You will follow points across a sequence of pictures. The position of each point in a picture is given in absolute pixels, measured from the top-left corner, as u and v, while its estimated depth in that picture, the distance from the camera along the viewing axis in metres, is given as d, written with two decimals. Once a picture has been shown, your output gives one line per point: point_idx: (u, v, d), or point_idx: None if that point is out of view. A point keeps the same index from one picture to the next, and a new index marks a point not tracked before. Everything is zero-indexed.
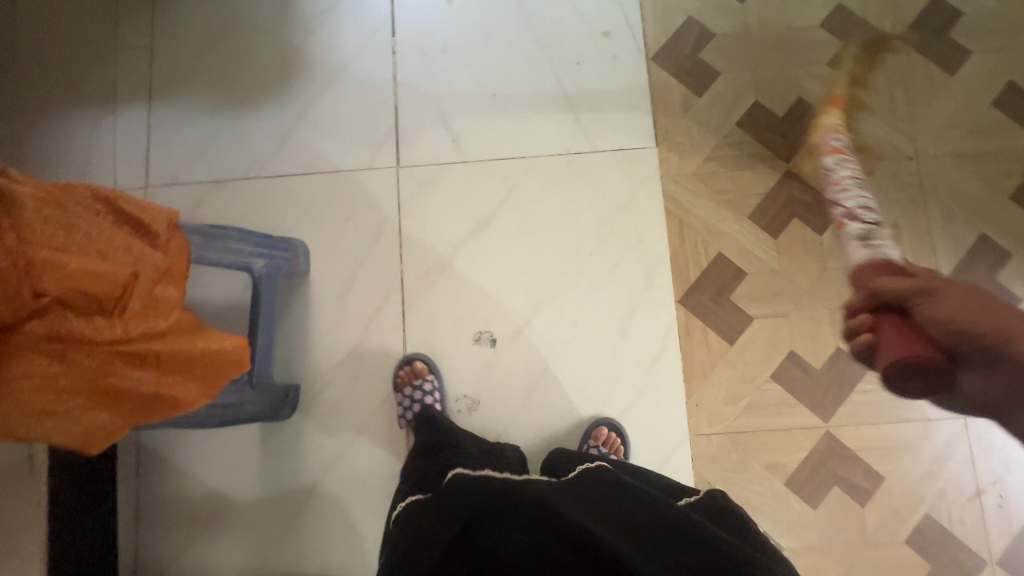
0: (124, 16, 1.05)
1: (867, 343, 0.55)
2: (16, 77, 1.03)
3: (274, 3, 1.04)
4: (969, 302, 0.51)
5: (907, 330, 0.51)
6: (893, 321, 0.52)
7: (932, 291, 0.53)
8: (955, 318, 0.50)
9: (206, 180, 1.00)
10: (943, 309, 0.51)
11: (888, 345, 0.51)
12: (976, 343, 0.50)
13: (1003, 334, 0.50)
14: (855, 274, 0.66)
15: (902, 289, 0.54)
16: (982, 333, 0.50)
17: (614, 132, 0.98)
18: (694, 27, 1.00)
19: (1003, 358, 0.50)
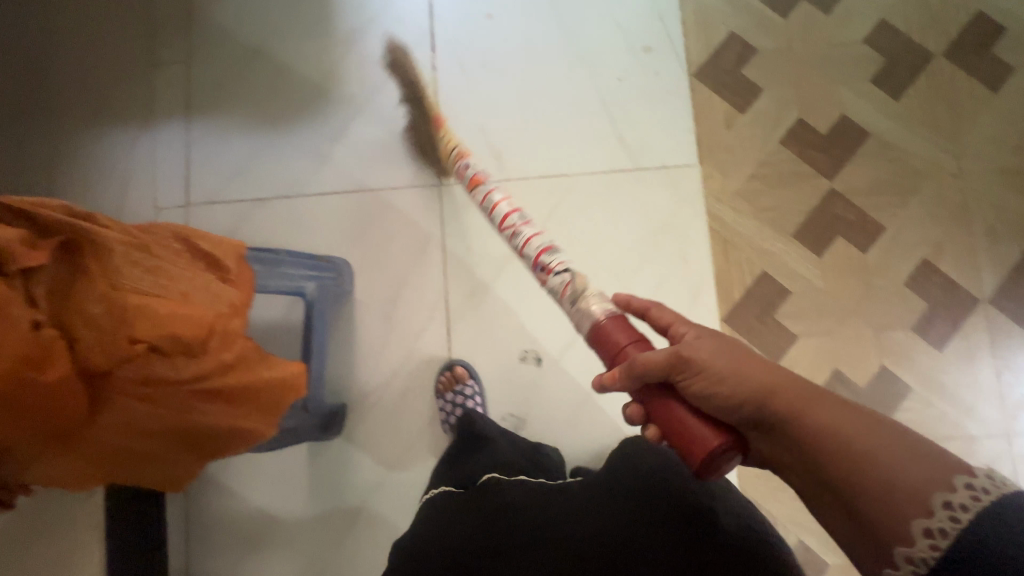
0: (158, 31, 1.03)
1: (657, 433, 0.49)
2: (52, 95, 1.02)
3: (310, 18, 1.03)
4: (732, 368, 0.46)
5: (679, 412, 0.46)
6: (676, 404, 0.46)
7: (690, 366, 0.46)
8: (718, 395, 0.45)
9: (246, 198, 1.00)
10: (704, 386, 0.45)
11: (676, 434, 0.45)
12: (755, 422, 0.45)
13: (788, 406, 0.44)
14: (603, 330, 0.53)
15: (653, 365, 0.46)
16: (743, 410, 0.45)
17: (656, 149, 0.98)
18: (736, 43, 1.00)
19: (772, 430, 0.45)
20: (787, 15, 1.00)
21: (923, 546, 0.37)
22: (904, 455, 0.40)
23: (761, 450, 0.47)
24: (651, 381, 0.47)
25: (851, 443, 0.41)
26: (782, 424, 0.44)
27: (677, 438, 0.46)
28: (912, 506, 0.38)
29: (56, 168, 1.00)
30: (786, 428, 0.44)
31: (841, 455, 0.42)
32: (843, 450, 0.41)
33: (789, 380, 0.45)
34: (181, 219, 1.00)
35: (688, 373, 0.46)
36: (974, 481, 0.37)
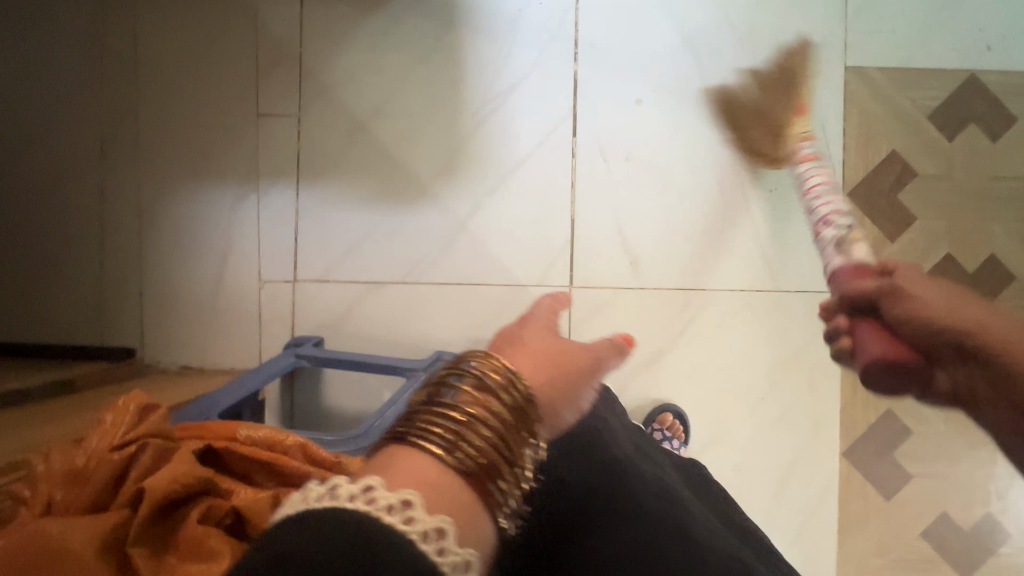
0: (263, 78, 0.92)
1: (847, 345, 0.51)
2: (142, 144, 0.92)
3: (440, 80, 0.93)
4: (943, 300, 0.47)
5: (885, 335, 0.48)
6: (871, 328, 0.49)
7: (901, 296, 0.48)
8: (925, 320, 0.46)
9: (359, 279, 0.92)
10: (915, 307, 0.47)
11: (871, 345, 0.48)
12: (963, 346, 0.46)
13: (996, 338, 0.46)
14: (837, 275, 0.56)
15: (863, 292, 0.51)
16: (942, 335, 0.46)
17: (799, 271, 0.94)
18: (895, 162, 0.94)
19: (980, 359, 0.46)
20: (952, 139, 0.94)
21: None
22: None
23: (947, 381, 0.48)
24: (863, 305, 0.50)
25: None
26: (996, 353, 0.45)
27: (885, 361, 0.48)
28: None
29: (150, 223, 0.92)
30: (996, 358, 0.45)
31: None
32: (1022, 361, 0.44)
33: (989, 317, 0.47)
34: (287, 295, 0.92)
35: (897, 299, 0.48)
36: None
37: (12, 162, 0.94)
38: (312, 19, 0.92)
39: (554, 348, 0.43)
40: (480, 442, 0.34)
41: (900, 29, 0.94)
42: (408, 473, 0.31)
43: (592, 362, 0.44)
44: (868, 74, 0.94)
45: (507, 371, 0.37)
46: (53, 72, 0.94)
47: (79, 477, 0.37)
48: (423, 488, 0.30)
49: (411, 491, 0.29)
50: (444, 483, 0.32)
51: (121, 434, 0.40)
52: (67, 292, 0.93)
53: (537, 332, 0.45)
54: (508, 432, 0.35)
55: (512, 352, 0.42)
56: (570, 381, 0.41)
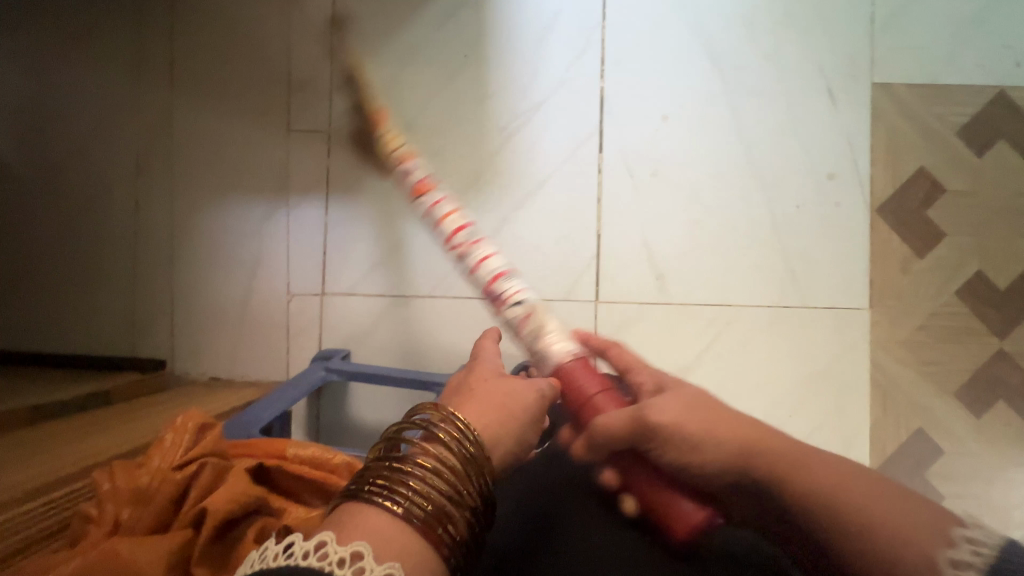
0: (295, 94, 0.94)
1: (634, 506, 0.51)
2: (176, 159, 0.95)
3: (469, 97, 0.94)
4: (695, 419, 0.49)
5: (655, 487, 0.48)
6: (645, 480, 0.49)
7: (658, 437, 0.48)
8: (676, 458, 0.48)
9: (387, 293, 0.93)
10: (674, 452, 0.48)
11: (672, 511, 0.47)
12: (740, 482, 0.48)
13: (767, 464, 0.46)
14: (570, 374, 0.59)
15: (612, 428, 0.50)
16: (714, 476, 0.48)
17: (827, 287, 0.93)
18: (924, 179, 0.93)
19: (767, 495, 0.47)
20: (982, 156, 0.94)
21: (964, 551, 0.39)
22: (894, 509, 0.42)
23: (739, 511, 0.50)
24: (621, 451, 0.50)
25: (845, 490, 0.44)
26: (771, 484, 0.46)
27: (659, 512, 0.48)
28: (935, 537, 0.40)
29: (183, 236, 0.94)
30: (781, 492, 0.46)
31: (843, 519, 0.42)
32: (843, 509, 0.43)
33: (794, 451, 0.47)
34: (315, 308, 0.93)
35: (656, 446, 0.49)
36: (969, 533, 0.40)
37: (52, 176, 0.96)
38: (344, 37, 0.94)
39: (497, 387, 0.52)
40: (431, 491, 0.39)
41: (929, 46, 0.94)
42: (361, 523, 0.37)
43: (534, 398, 0.53)
44: (896, 91, 0.94)
45: (454, 421, 0.45)
46: (92, 90, 0.96)
47: (144, 495, 0.46)
48: (373, 537, 0.36)
49: (360, 542, 0.34)
50: (398, 530, 0.37)
51: (178, 456, 0.49)
52: (101, 305, 0.95)
53: (487, 377, 0.54)
54: (453, 475, 0.42)
55: (461, 398, 0.52)
56: (512, 411, 0.50)
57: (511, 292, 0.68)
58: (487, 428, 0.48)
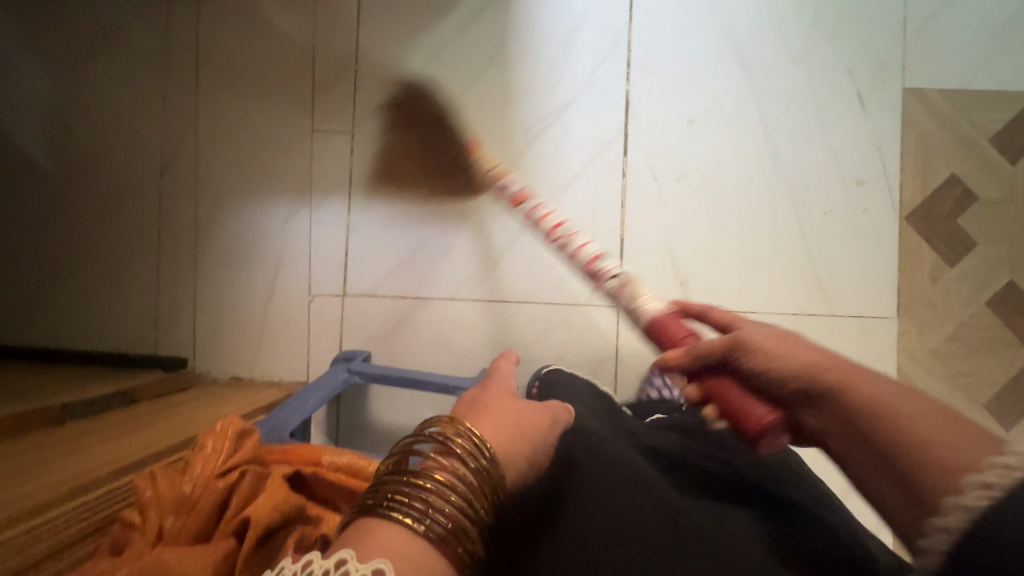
0: (319, 95, 0.94)
1: (713, 413, 0.50)
2: (201, 159, 0.95)
3: (493, 99, 0.93)
4: (775, 345, 0.52)
5: (734, 389, 0.48)
6: (727, 384, 0.49)
7: (736, 354, 0.52)
8: (767, 374, 0.51)
9: (408, 296, 0.93)
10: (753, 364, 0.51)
11: (736, 407, 0.47)
12: (806, 394, 0.51)
13: (836, 379, 0.50)
14: (658, 325, 0.66)
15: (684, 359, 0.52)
16: (792, 385, 0.51)
17: (853, 296, 0.92)
18: (956, 186, 0.91)
19: (824, 404, 0.50)
20: (1016, 163, 0.91)
21: (974, 496, 0.37)
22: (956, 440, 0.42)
23: (812, 422, 0.51)
24: (709, 366, 0.51)
25: (890, 410, 0.46)
26: (836, 395, 0.49)
27: (735, 415, 0.47)
28: (969, 468, 0.39)
29: (207, 237, 0.95)
30: (833, 400, 0.49)
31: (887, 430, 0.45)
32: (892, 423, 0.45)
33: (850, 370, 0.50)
34: (336, 310, 0.93)
35: (741, 356, 0.52)
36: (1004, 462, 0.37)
37: (78, 176, 0.97)
38: (368, 38, 0.94)
39: (513, 409, 0.53)
40: (447, 508, 0.40)
41: (962, 51, 0.92)
42: (381, 542, 0.38)
43: (546, 424, 0.54)
44: (928, 97, 0.92)
45: (469, 437, 0.46)
46: (118, 90, 0.97)
47: (185, 504, 0.47)
48: (396, 556, 0.37)
49: (381, 560, 0.36)
50: (415, 549, 0.38)
51: (219, 463, 0.50)
52: (126, 304, 0.96)
53: (499, 396, 0.55)
54: (472, 493, 0.43)
55: (474, 413, 0.52)
56: (527, 436, 0.51)
57: (607, 269, 0.79)
58: (503, 450, 0.48)
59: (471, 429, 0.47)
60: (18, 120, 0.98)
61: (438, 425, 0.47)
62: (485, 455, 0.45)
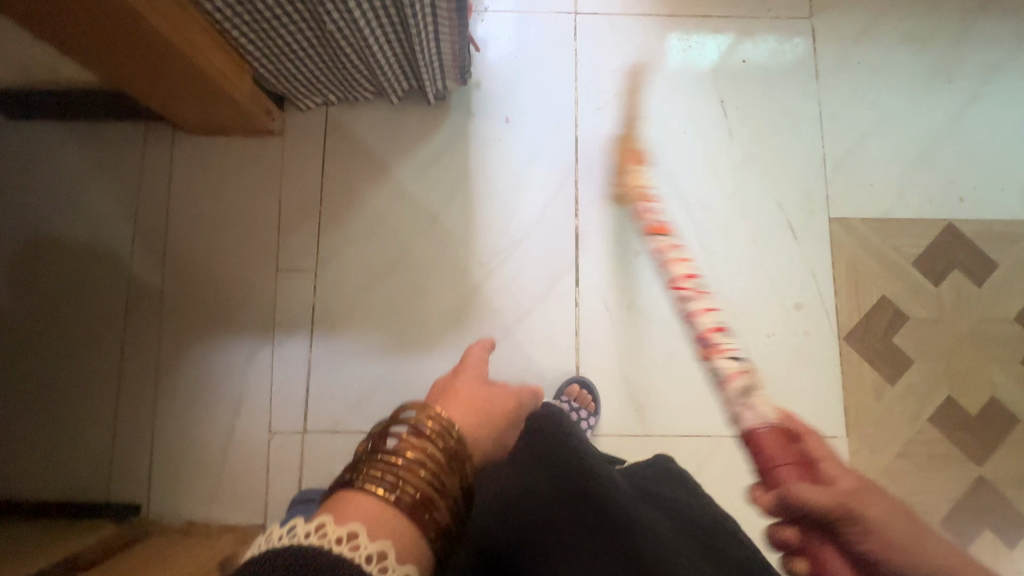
0: (285, 235, 0.99)
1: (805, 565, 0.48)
2: (166, 298, 0.98)
3: (451, 235, 0.99)
4: (903, 531, 0.48)
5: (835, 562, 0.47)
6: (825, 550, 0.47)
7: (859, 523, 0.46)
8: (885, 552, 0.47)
9: (369, 429, 0.93)
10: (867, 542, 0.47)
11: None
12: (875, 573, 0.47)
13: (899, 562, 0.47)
14: (760, 440, 0.51)
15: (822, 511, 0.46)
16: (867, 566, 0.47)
17: (803, 416, 0.94)
18: (887, 308, 0.97)
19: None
20: (940, 284, 0.98)
21: None
22: None
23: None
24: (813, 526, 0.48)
25: None
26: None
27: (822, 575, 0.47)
28: None
29: (172, 374, 0.96)
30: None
31: None
32: None
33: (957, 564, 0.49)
34: (295, 446, 0.93)
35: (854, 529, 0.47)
36: None
37: (43, 316, 0.98)
38: (333, 182, 1.00)
39: (481, 395, 0.55)
40: (419, 482, 0.43)
41: (879, 183, 1.01)
42: (354, 512, 0.39)
43: (515, 406, 0.56)
44: (853, 225, 1.00)
45: (442, 416, 0.47)
46: (88, 232, 1.00)
47: None
48: (368, 522, 0.38)
49: (356, 525, 0.37)
50: (387, 521, 0.40)
51: None
52: (84, 444, 0.95)
53: (469, 381, 0.58)
54: (444, 470, 0.45)
55: (445, 399, 0.54)
56: (493, 420, 0.53)
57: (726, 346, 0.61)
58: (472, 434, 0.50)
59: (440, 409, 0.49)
60: None
61: (411, 409, 0.48)
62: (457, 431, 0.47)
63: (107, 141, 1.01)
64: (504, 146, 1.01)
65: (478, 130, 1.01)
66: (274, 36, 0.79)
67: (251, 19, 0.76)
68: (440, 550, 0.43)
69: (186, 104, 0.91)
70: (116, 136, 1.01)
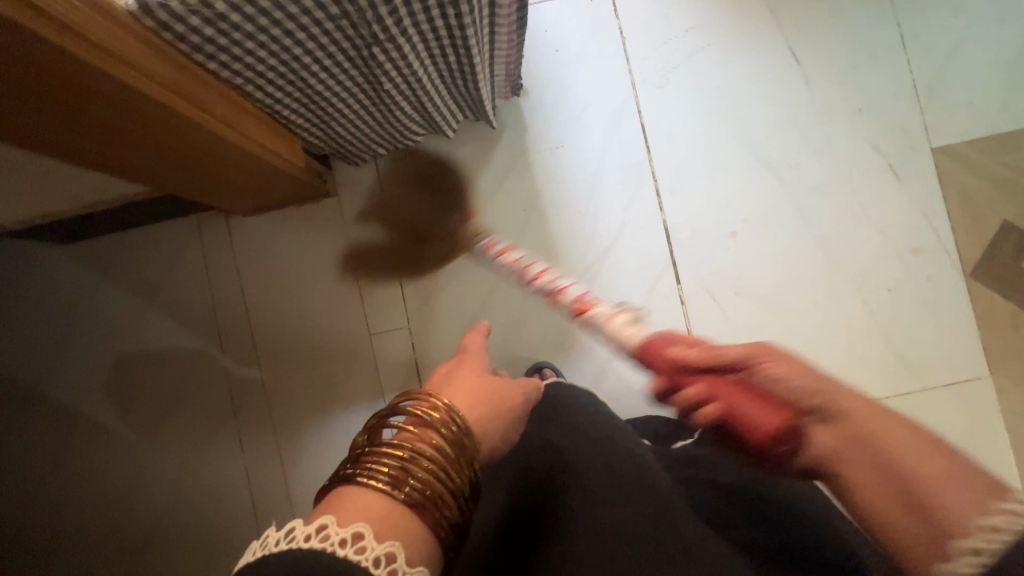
0: (369, 298, 0.96)
1: None
2: (265, 387, 0.96)
3: (536, 258, 0.94)
4: None
5: None
6: None
7: None
8: None
9: None
10: None
11: None
12: None
13: None
14: None
15: None
16: None
17: (942, 366, 0.90)
18: (1012, 232, 0.90)
19: None
20: None
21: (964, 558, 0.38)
22: None
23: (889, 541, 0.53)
24: None
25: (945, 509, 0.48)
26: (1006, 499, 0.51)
27: None
28: None
29: (293, 463, 0.95)
30: None
31: None
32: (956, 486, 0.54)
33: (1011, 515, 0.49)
34: None
35: None
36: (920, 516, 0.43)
37: (153, 435, 0.97)
38: (403, 233, 0.96)
39: (487, 383, 0.56)
40: (425, 476, 0.42)
41: (978, 99, 0.92)
42: (358, 508, 0.39)
43: (520, 400, 0.58)
44: (956, 151, 0.92)
45: (446, 410, 0.47)
46: (172, 341, 0.97)
47: None
48: (372, 521, 0.38)
49: (360, 524, 0.36)
50: (390, 519, 0.39)
51: None
52: (226, 545, 0.95)
53: (471, 370, 0.58)
54: (449, 462, 0.45)
55: (447, 388, 0.55)
56: (502, 414, 0.54)
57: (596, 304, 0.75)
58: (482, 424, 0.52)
59: (448, 402, 0.48)
60: (82, 397, 0.97)
61: (412, 399, 0.48)
62: (460, 424, 0.47)
63: (162, 244, 0.97)
64: (568, 154, 0.95)
65: (536, 144, 0.95)
66: (322, 107, 0.73)
67: (304, 101, 0.70)
68: (450, 548, 0.43)
69: (241, 195, 0.87)
70: (172, 238, 0.97)
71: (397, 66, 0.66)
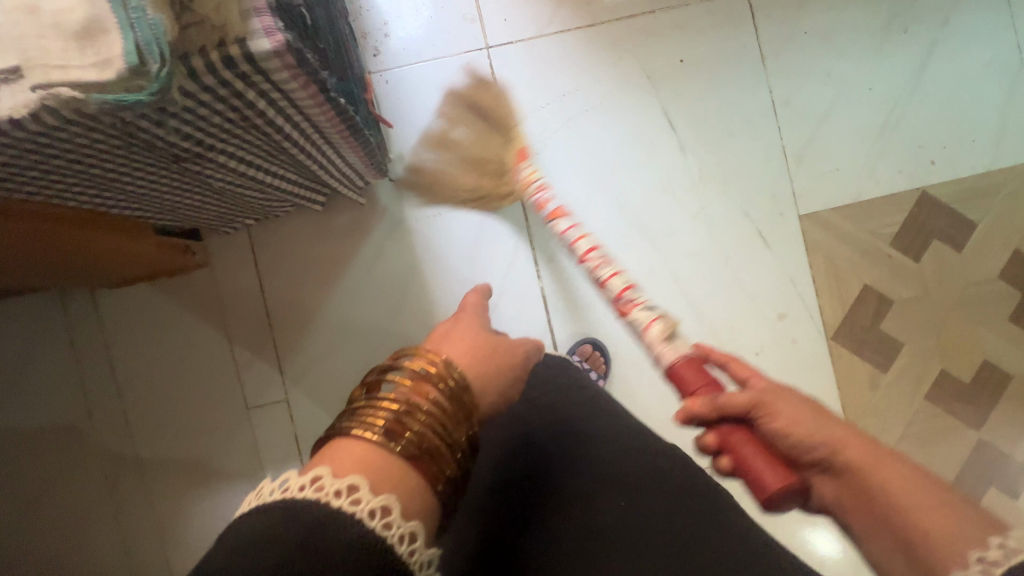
0: (246, 369, 0.94)
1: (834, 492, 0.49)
2: (141, 461, 0.94)
3: (416, 326, 0.94)
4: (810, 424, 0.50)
5: (756, 447, 0.49)
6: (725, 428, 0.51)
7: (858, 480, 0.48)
8: (792, 437, 0.50)
9: None
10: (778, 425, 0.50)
11: (753, 465, 0.49)
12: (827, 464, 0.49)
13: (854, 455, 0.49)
14: (679, 371, 0.60)
15: (738, 402, 0.51)
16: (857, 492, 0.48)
17: None
18: (870, 297, 0.94)
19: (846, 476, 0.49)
20: (920, 258, 0.94)
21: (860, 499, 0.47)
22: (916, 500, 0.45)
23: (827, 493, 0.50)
24: (728, 415, 0.51)
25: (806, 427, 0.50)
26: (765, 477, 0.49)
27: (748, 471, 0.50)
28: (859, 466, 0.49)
29: (173, 537, 0.94)
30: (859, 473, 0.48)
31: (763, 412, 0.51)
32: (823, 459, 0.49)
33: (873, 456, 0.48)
34: None
35: (769, 414, 0.51)
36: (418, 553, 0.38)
37: (25, 513, 0.94)
38: (280, 302, 0.94)
39: (486, 339, 0.55)
40: (421, 430, 0.43)
41: (845, 166, 0.95)
42: (347, 457, 0.41)
43: (521, 357, 0.58)
44: (824, 218, 0.95)
45: (444, 365, 0.48)
46: (41, 416, 0.94)
47: None
48: (369, 474, 0.40)
49: (355, 476, 0.38)
50: (382, 469, 0.41)
51: None
52: None
53: (473, 326, 0.58)
54: (446, 417, 0.46)
55: (446, 345, 0.54)
56: (500, 368, 0.54)
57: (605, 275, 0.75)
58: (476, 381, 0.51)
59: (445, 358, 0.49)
60: None
61: (411, 354, 0.49)
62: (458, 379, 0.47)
63: (27, 317, 0.93)
64: (447, 220, 0.94)
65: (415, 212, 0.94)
66: (160, 203, 0.70)
67: (135, 202, 0.67)
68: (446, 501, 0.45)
69: (95, 273, 0.83)
70: (37, 310, 0.93)
71: (221, 171, 0.63)
